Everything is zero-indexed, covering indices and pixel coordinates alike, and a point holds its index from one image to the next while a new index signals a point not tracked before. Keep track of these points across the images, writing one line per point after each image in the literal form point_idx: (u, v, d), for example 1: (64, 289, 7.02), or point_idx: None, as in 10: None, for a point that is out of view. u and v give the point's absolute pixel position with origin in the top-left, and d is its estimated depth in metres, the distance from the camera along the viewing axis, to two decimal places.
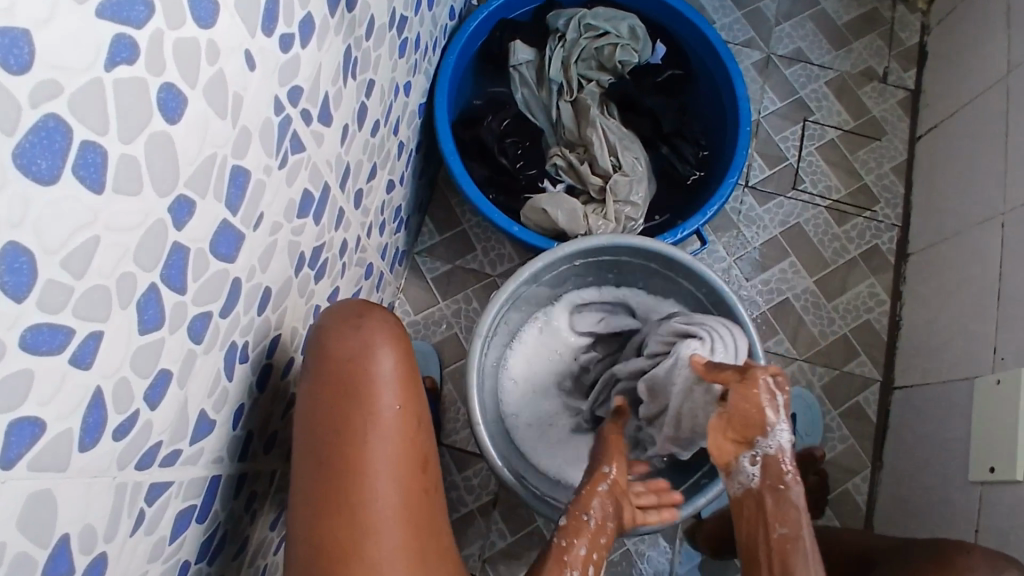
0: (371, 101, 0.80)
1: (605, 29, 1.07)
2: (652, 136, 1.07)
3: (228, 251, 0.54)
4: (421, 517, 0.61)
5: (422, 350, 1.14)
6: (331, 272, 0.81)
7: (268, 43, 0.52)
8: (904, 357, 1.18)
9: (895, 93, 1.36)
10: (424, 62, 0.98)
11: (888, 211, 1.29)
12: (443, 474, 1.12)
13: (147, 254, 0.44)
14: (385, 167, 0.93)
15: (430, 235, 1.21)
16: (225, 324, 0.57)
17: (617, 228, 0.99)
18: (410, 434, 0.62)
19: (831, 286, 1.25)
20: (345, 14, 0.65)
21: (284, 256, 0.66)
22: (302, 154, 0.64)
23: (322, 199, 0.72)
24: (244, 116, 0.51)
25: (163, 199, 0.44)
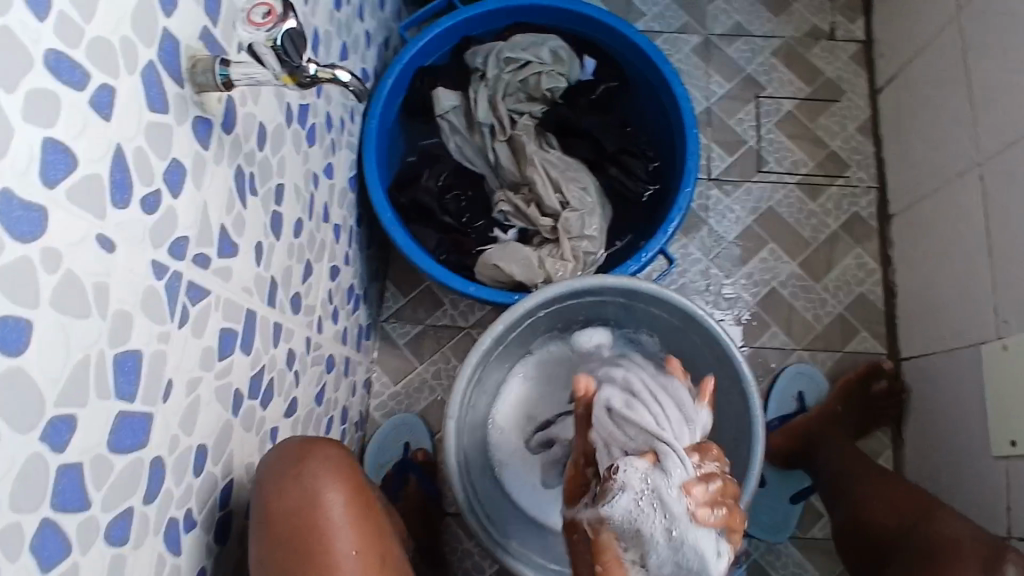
0: (286, 205, 0.75)
1: (526, 58, 1.01)
2: (596, 160, 1.01)
3: (135, 439, 0.50)
4: None
5: (407, 422, 1.11)
6: (281, 387, 0.77)
7: (125, 216, 0.47)
8: (906, 326, 1.12)
9: (846, 48, 1.29)
10: (343, 138, 0.93)
11: (862, 173, 1.23)
12: (455, 543, 1.08)
13: (26, 495, 0.40)
14: (322, 258, 0.88)
15: (394, 299, 1.17)
16: (153, 509, 0.53)
17: (577, 267, 0.94)
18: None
19: (816, 266, 1.19)
20: (223, 138, 0.60)
21: (214, 405, 0.61)
22: (207, 299, 0.59)
23: (249, 326, 0.68)
24: (116, 300, 0.46)
25: (29, 433, 0.39)
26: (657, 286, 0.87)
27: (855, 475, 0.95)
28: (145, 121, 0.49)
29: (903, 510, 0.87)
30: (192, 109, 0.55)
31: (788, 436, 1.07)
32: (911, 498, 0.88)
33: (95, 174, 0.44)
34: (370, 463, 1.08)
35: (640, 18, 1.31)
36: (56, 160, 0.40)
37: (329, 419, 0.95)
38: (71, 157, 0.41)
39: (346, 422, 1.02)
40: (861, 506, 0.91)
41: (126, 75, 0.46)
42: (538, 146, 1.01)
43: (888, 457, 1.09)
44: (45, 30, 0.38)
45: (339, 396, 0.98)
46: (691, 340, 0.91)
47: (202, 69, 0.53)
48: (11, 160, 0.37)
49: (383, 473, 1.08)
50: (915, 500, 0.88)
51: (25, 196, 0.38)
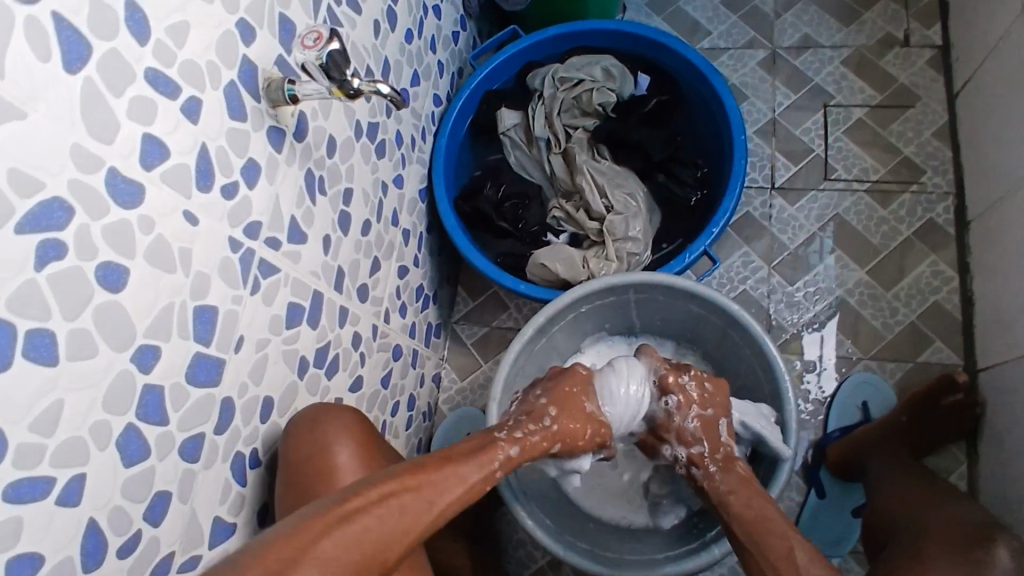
0: (353, 207, 0.88)
1: (579, 77, 1.10)
2: (645, 168, 1.07)
3: (209, 376, 0.62)
4: None
5: (468, 415, 1.18)
6: (346, 364, 0.89)
7: (208, 198, 0.60)
8: (981, 336, 1.06)
9: (921, 54, 1.26)
10: (413, 153, 1.06)
11: (938, 178, 1.18)
12: (509, 533, 1.14)
13: (118, 401, 0.52)
14: (390, 257, 1.01)
15: (464, 302, 1.28)
16: (223, 439, 0.65)
17: (621, 267, 1.00)
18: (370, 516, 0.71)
19: (886, 273, 1.16)
20: (294, 144, 0.74)
21: (281, 365, 0.74)
22: (276, 275, 0.72)
23: (316, 304, 0.80)
24: (196, 263, 0.59)
25: (121, 352, 0.52)
26: (697, 283, 0.90)
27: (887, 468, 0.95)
28: (227, 126, 0.62)
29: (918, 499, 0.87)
30: (267, 120, 0.69)
31: (848, 446, 1.03)
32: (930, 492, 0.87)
33: (184, 163, 0.57)
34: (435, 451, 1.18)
35: (706, 36, 1.35)
36: (152, 150, 0.53)
37: (395, 403, 1.06)
38: (165, 148, 0.55)
39: (413, 409, 1.13)
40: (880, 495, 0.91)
41: (211, 89, 0.60)
42: (590, 156, 1.09)
43: (960, 474, 1.03)
44: (145, 53, 0.52)
45: (406, 384, 1.09)
46: (733, 339, 0.93)
47: (275, 87, 0.67)
48: (118, 147, 0.50)
49: None
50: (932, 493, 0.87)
51: (127, 173, 0.51)
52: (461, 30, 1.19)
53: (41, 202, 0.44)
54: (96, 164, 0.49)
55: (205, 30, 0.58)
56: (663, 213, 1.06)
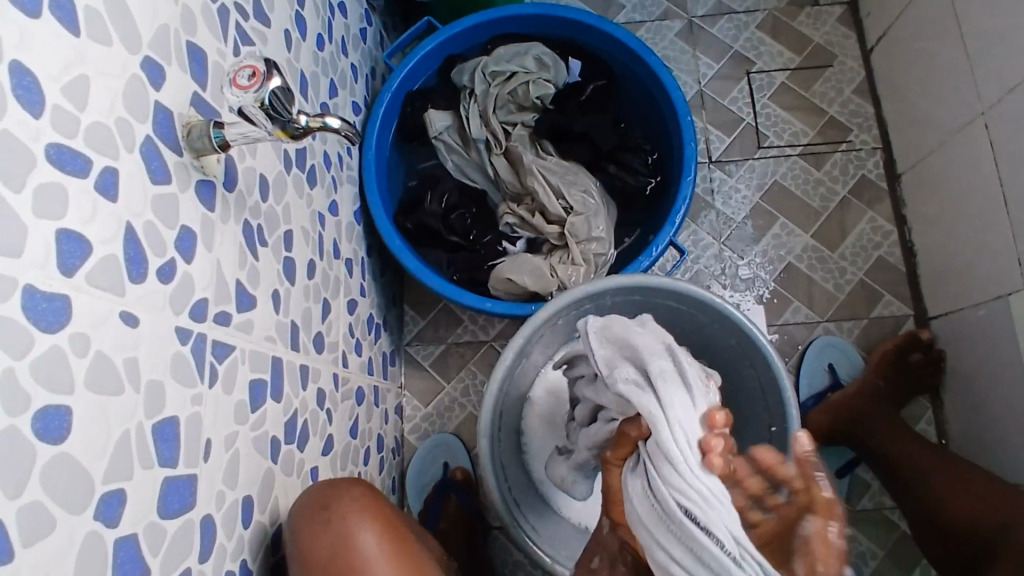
0: (296, 250, 0.77)
1: (511, 69, 1.01)
2: (595, 160, 1.02)
3: (183, 500, 0.51)
4: None
5: (445, 442, 1.12)
6: (316, 427, 0.79)
7: (144, 289, 0.49)
8: (929, 283, 1.11)
9: (831, 12, 1.28)
10: (343, 173, 0.95)
11: (864, 135, 1.21)
12: (504, 557, 1.09)
13: (88, 574, 0.42)
14: (339, 294, 0.90)
15: (414, 321, 1.19)
16: (210, 565, 0.54)
17: (590, 269, 0.94)
18: None
19: (830, 235, 1.18)
20: (226, 196, 0.61)
21: (254, 456, 0.63)
22: (232, 354, 0.60)
23: (276, 372, 0.69)
24: (145, 372, 0.48)
25: (82, 512, 0.41)
26: (676, 282, 0.87)
27: (918, 457, 0.94)
28: (150, 193, 0.50)
29: (991, 504, 0.84)
30: (194, 173, 0.56)
31: (831, 415, 1.05)
32: (999, 491, 0.85)
33: (111, 253, 0.45)
34: (412, 486, 1.10)
35: (620, 11, 1.30)
36: (71, 248, 0.42)
37: (367, 449, 0.96)
38: (85, 241, 0.43)
39: (383, 449, 1.04)
40: (933, 499, 0.89)
41: (126, 154, 0.48)
42: (536, 154, 1.01)
43: (929, 419, 1.09)
44: (43, 126, 0.40)
45: (373, 426, 1.00)
46: (717, 332, 0.91)
47: (198, 134, 0.55)
48: (30, 255, 0.39)
49: (426, 494, 1.10)
50: (1003, 493, 0.85)
51: (46, 286, 0.40)
52: (368, 28, 1.07)
53: None
54: (9, 286, 0.37)
55: (108, 78, 0.46)
56: (618, 204, 1.02)
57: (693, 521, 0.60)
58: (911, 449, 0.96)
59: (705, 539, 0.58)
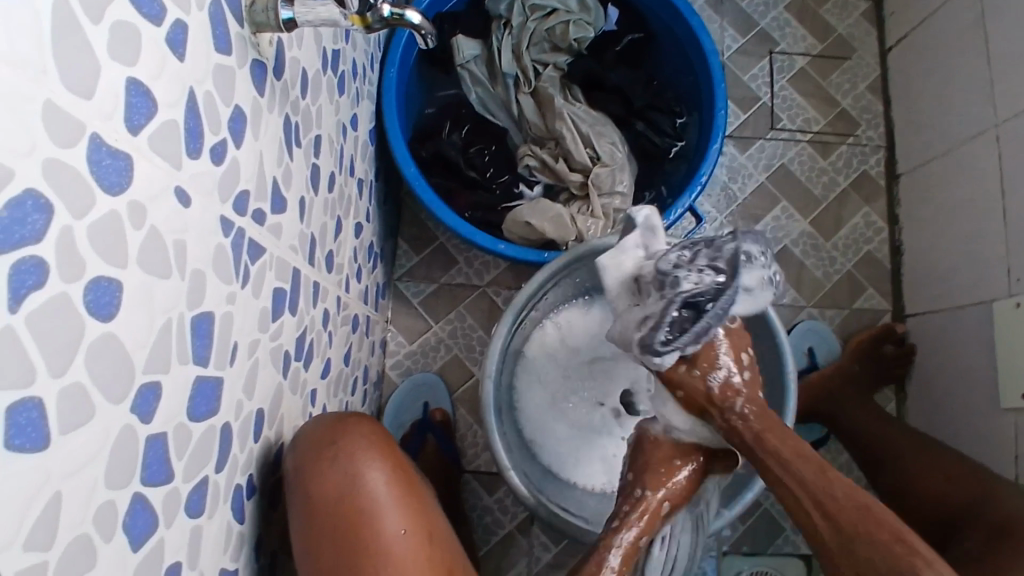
0: (322, 158, 0.71)
1: (553, 6, 0.96)
2: (624, 114, 0.99)
3: (208, 405, 0.47)
4: None
5: (427, 382, 1.10)
6: (319, 349, 0.75)
7: (198, 167, 0.44)
8: (912, 282, 1.15)
9: (858, 4, 1.28)
10: (365, 86, 0.88)
11: (871, 132, 1.23)
12: (473, 501, 1.08)
13: (117, 470, 0.37)
14: (349, 214, 0.85)
15: (407, 256, 1.14)
16: (223, 477, 0.51)
17: (608, 224, 0.93)
18: (428, 552, 0.56)
19: (826, 224, 1.20)
20: (274, 84, 0.56)
21: (269, 369, 0.59)
22: (262, 257, 0.56)
23: (295, 285, 0.65)
24: (191, 260, 0.43)
25: (119, 404, 0.37)
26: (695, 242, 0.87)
27: (890, 438, 0.97)
28: (213, 62, 0.45)
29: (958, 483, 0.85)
30: (250, 52, 0.50)
31: (806, 394, 1.09)
32: (969, 472, 0.86)
33: (173, 120, 0.40)
34: (388, 421, 1.08)
35: None
36: (138, 103, 0.37)
37: (354, 379, 0.93)
38: (151, 100, 0.38)
39: (366, 382, 1.01)
40: (896, 476, 0.92)
41: (197, 11, 0.42)
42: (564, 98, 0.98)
43: (892, 410, 1.14)
44: None
45: (361, 356, 0.96)
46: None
47: (262, 7, 0.49)
48: (99, 103, 0.33)
49: (402, 431, 1.08)
50: (972, 474, 0.85)
51: (112, 142, 0.35)
52: None
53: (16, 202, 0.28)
54: (76, 134, 0.32)
55: None
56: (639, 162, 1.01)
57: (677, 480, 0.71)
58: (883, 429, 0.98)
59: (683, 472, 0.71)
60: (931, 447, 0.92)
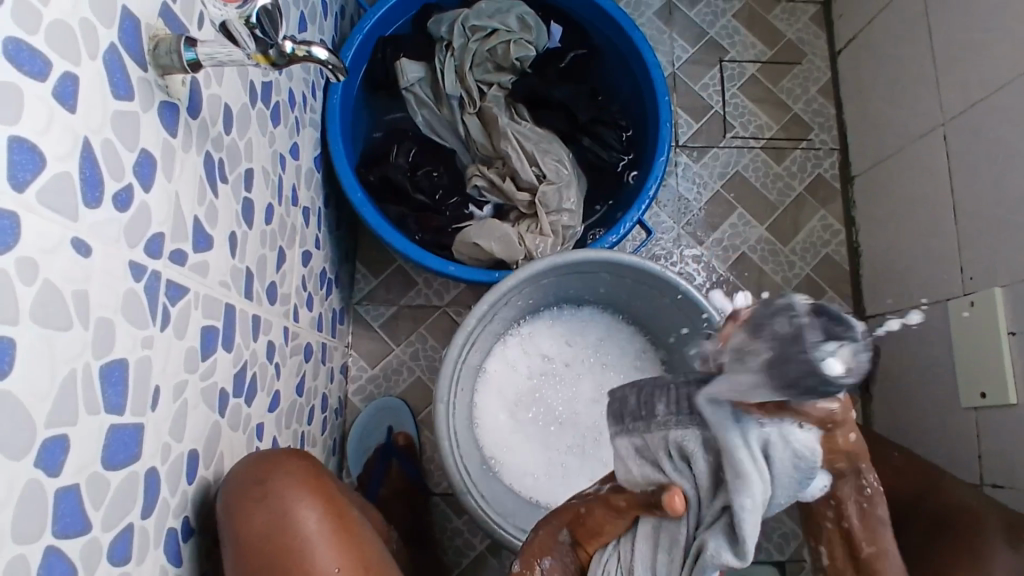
0: (256, 191, 0.71)
1: (493, 26, 0.97)
2: (569, 131, 1.00)
3: (128, 450, 0.47)
4: None
5: (391, 406, 1.09)
6: (263, 382, 0.74)
7: (102, 215, 0.44)
8: (870, 283, 1.16)
9: (805, 10, 1.29)
10: (306, 115, 0.88)
11: (823, 135, 1.24)
12: (443, 524, 1.08)
13: (27, 525, 0.37)
14: (294, 244, 0.85)
15: (365, 280, 1.14)
16: (151, 521, 0.51)
17: (557, 241, 0.93)
18: None
19: (783, 228, 1.21)
20: (190, 123, 0.56)
21: (201, 408, 0.58)
22: (185, 297, 0.55)
23: (229, 322, 0.65)
24: (98, 308, 0.43)
25: (23, 459, 0.37)
26: (643, 259, 0.87)
27: None
28: (113, 109, 0.45)
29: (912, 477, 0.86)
30: (157, 94, 0.50)
31: None
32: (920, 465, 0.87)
33: (69, 171, 0.40)
34: (353, 449, 1.07)
35: None
36: (23, 159, 0.37)
37: (310, 408, 0.93)
38: (38, 154, 0.38)
39: (326, 410, 1.00)
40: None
41: (89, 60, 0.42)
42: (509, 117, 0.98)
43: (857, 411, 1.15)
44: None
45: (318, 384, 0.96)
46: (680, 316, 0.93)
47: (166, 50, 0.49)
48: None
49: (366, 457, 1.07)
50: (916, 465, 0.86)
51: None
52: None
53: None
54: None
55: None
56: (588, 177, 1.01)
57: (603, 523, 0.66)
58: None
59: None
60: (882, 444, 0.91)
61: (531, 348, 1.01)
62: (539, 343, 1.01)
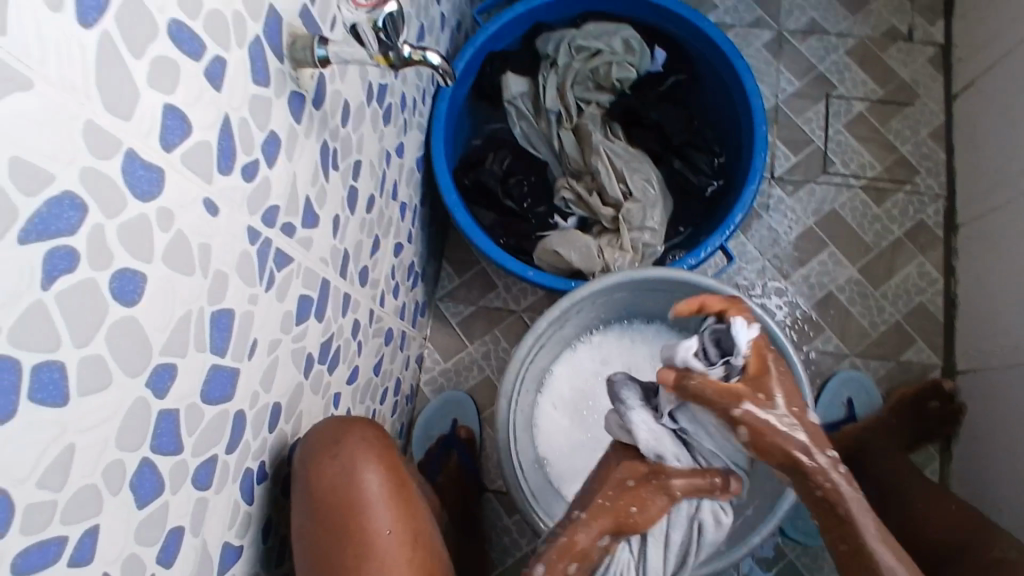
0: (361, 181, 0.78)
1: (598, 47, 1.02)
2: (661, 152, 1.02)
3: (224, 391, 0.53)
4: None
5: (458, 399, 1.14)
6: (346, 355, 0.81)
7: (228, 182, 0.50)
8: (964, 338, 1.10)
9: (923, 50, 1.25)
10: (415, 117, 0.96)
11: (930, 180, 1.19)
12: (494, 520, 1.11)
13: (131, 436, 0.43)
14: (389, 234, 0.91)
15: (449, 278, 1.20)
16: (234, 459, 0.57)
17: (636, 258, 0.95)
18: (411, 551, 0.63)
19: (876, 272, 1.17)
20: (313, 113, 0.63)
21: (290, 366, 0.65)
22: (290, 265, 0.62)
23: (323, 295, 0.71)
24: (215, 261, 0.50)
25: (135, 377, 0.43)
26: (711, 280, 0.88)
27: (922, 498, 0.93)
28: (250, 93, 0.51)
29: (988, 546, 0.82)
30: (289, 85, 0.57)
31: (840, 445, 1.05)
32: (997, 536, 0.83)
33: (206, 140, 0.47)
34: (418, 434, 1.13)
35: (713, 10, 1.28)
36: (173, 125, 0.43)
37: (384, 389, 0.99)
38: (186, 123, 0.44)
39: (399, 393, 1.06)
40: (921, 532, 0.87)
41: (237, 48, 0.49)
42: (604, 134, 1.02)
43: (933, 469, 1.09)
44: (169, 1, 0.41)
45: (394, 368, 1.02)
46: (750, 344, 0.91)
47: (301, 46, 0.56)
48: (138, 124, 0.40)
49: (429, 443, 1.12)
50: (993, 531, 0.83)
51: (147, 156, 0.41)
52: None
53: (50, 199, 0.34)
54: (113, 147, 0.38)
55: None
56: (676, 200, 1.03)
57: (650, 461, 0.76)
58: (918, 489, 0.93)
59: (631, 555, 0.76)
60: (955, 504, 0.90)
61: (598, 356, 1.02)
62: (609, 356, 1.03)
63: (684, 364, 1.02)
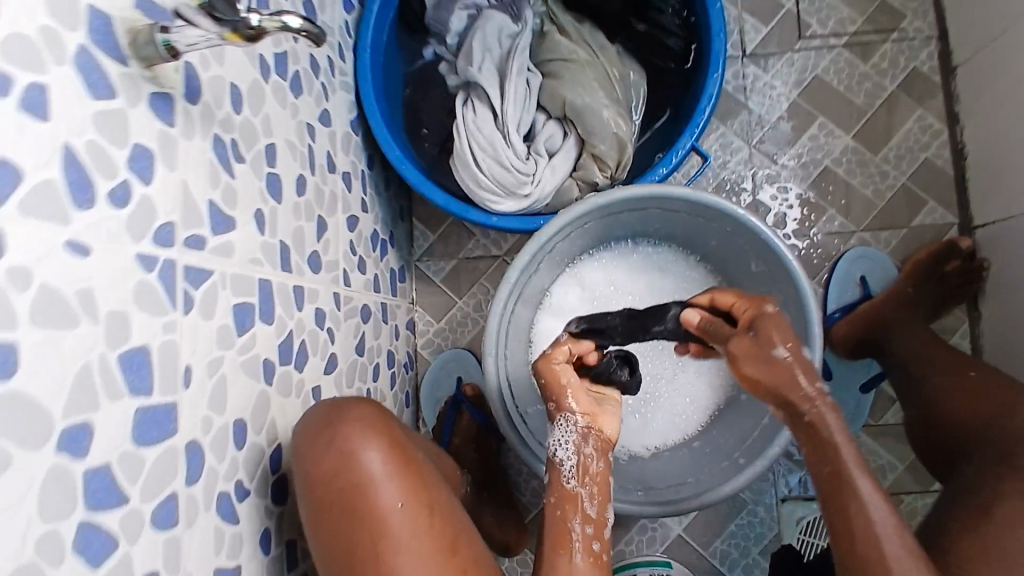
0: (282, 165, 0.72)
1: None
2: (618, 33, 0.95)
3: (163, 429, 0.51)
4: (414, 483, 0.61)
5: (458, 357, 1.11)
6: (316, 348, 0.78)
7: (97, 215, 0.46)
8: (978, 188, 1.02)
9: None
10: (336, 79, 0.88)
11: (920, 22, 1.08)
12: (517, 466, 1.10)
13: (55, 507, 0.41)
14: (336, 211, 0.86)
15: (424, 236, 1.15)
16: (199, 489, 0.55)
17: (611, 172, 0.89)
18: (426, 523, 0.60)
19: (873, 136, 1.07)
20: (190, 109, 0.56)
21: (243, 378, 0.62)
22: (212, 279, 0.58)
23: (265, 296, 0.67)
24: (107, 302, 0.46)
25: (42, 448, 0.40)
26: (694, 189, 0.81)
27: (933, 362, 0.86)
28: (95, 111, 0.46)
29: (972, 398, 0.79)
30: (147, 88, 0.51)
31: (855, 326, 0.99)
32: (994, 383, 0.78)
33: (51, 180, 0.42)
34: (426, 399, 1.11)
35: None
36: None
37: (375, 365, 0.96)
38: (15, 169, 0.39)
39: (394, 365, 1.04)
40: (927, 397, 0.82)
41: (59, 66, 0.43)
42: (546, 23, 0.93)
43: (964, 333, 1.04)
44: None
45: (381, 342, 0.99)
46: (746, 250, 0.85)
47: (145, 40, 0.49)
48: None
49: (438, 407, 1.10)
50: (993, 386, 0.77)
51: None
52: None
53: None
54: None
55: None
56: (643, 88, 0.94)
57: (535, 179, 0.87)
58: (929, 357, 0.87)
59: (518, 154, 0.87)
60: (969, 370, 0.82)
61: (603, 271, 0.98)
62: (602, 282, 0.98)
63: (691, 272, 0.97)
